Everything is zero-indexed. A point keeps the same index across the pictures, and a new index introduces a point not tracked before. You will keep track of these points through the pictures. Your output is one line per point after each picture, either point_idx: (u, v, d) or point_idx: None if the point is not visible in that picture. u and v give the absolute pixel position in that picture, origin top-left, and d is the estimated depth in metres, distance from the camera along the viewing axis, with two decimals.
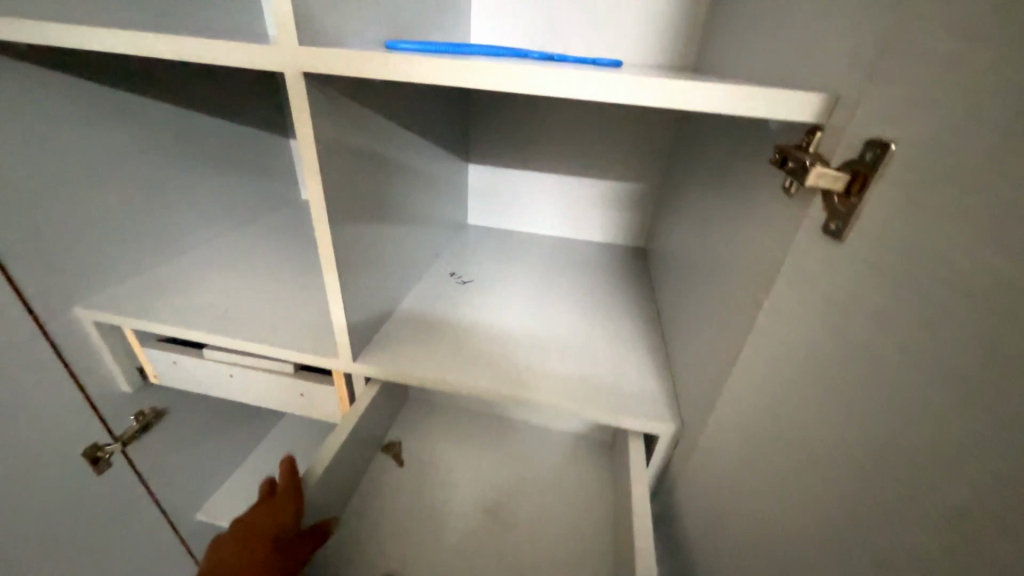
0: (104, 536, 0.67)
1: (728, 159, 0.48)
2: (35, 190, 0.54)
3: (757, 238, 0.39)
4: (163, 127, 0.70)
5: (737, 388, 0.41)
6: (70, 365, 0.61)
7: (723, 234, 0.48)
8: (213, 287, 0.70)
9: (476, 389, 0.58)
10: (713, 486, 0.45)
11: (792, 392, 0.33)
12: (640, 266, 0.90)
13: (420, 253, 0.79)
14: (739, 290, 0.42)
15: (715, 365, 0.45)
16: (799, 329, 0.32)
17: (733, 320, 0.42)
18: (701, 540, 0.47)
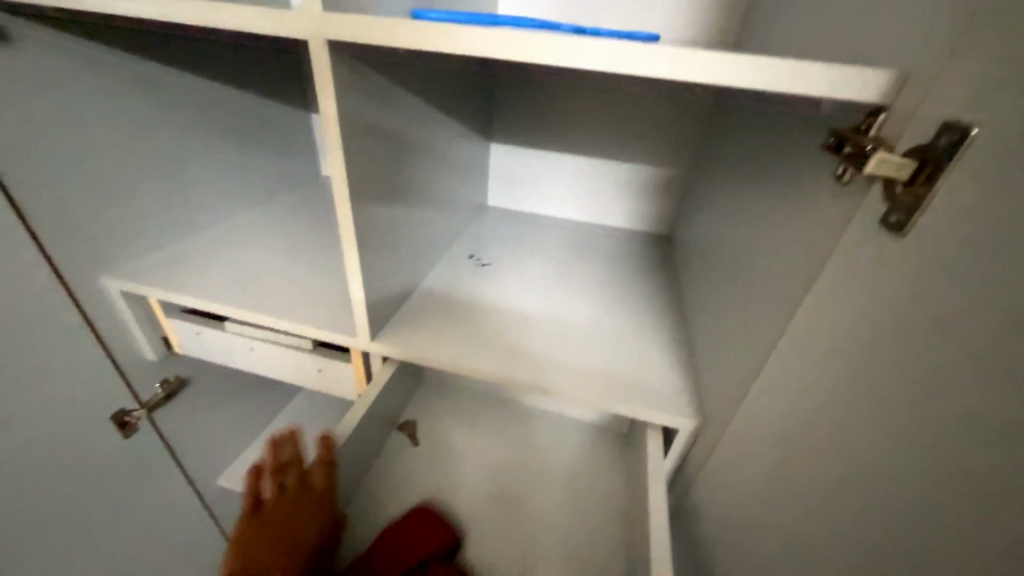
0: (130, 495, 0.70)
1: (771, 144, 0.45)
2: (62, 158, 0.54)
3: (799, 230, 0.37)
4: (188, 98, 0.69)
5: (767, 387, 0.39)
6: (99, 333, 0.63)
7: (760, 225, 0.45)
8: (236, 261, 0.70)
9: (492, 373, 0.57)
10: (735, 485, 0.44)
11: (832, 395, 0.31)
12: (664, 255, 0.87)
13: (439, 234, 0.77)
14: (776, 285, 0.39)
15: (744, 362, 0.44)
16: (844, 329, 0.30)
17: (767, 315, 0.40)
18: (719, 537, 0.46)
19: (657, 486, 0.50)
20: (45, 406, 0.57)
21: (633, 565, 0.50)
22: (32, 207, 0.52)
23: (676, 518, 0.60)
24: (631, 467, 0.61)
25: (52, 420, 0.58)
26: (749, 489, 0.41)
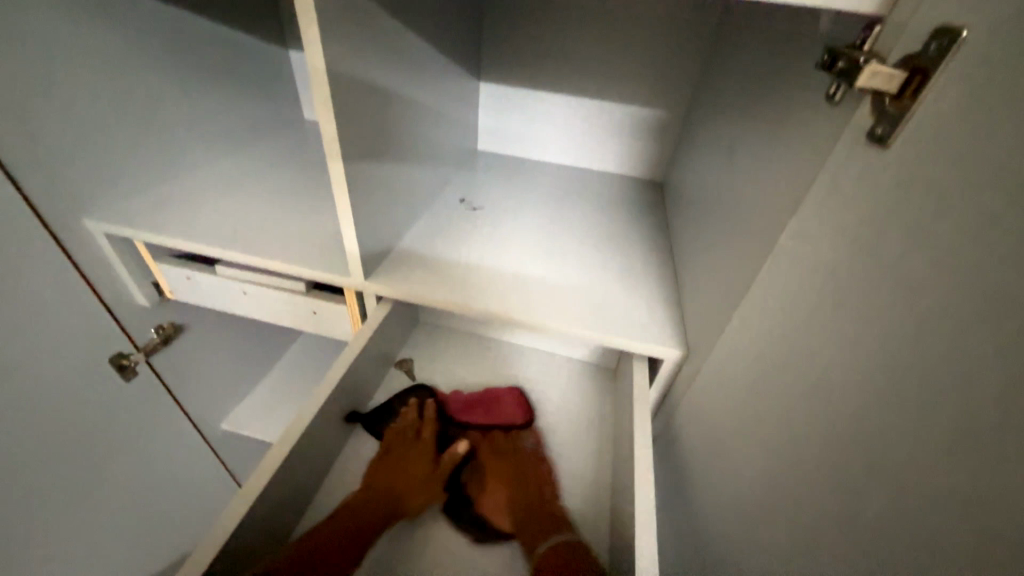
0: (136, 433, 0.73)
1: (769, 70, 0.44)
2: (35, 93, 0.51)
3: (788, 155, 0.37)
4: (160, 31, 0.65)
5: (749, 311, 0.41)
6: (87, 278, 0.62)
7: (752, 156, 0.45)
8: (221, 203, 0.69)
9: (487, 310, 0.58)
10: (716, 405, 0.47)
11: (811, 311, 0.33)
12: (656, 198, 0.87)
13: (429, 175, 0.76)
14: (762, 212, 0.40)
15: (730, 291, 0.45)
16: (823, 248, 0.32)
17: (751, 243, 0.42)
18: (701, 452, 0.50)
19: (643, 411, 0.53)
20: (44, 348, 0.58)
21: (619, 482, 0.54)
22: (7, 143, 0.50)
23: (661, 443, 0.64)
24: (618, 397, 0.65)
25: (53, 362, 0.59)
26: (729, 407, 0.44)
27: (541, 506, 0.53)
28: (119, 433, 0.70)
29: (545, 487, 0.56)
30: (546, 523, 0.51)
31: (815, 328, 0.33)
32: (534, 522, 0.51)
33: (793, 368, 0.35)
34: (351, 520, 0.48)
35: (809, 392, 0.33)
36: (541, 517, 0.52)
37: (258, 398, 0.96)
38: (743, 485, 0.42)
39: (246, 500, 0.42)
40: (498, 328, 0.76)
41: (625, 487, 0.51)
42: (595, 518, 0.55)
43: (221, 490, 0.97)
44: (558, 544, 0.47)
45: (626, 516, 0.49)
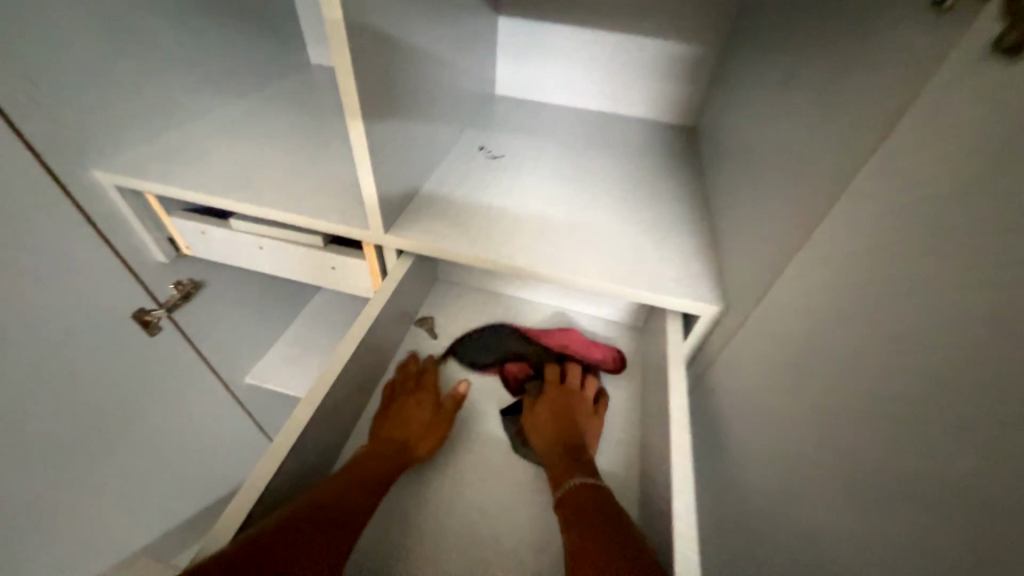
0: (165, 388, 0.75)
1: None
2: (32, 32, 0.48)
3: (870, 86, 0.32)
4: None
5: (806, 264, 0.38)
6: (102, 233, 0.61)
7: (823, 86, 0.40)
8: (231, 153, 0.66)
9: (512, 265, 0.56)
10: (759, 363, 0.45)
11: (887, 266, 0.30)
12: (688, 146, 0.80)
13: (448, 121, 0.71)
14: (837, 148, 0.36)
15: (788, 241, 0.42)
16: (909, 194, 0.28)
17: (812, 189, 0.38)
18: (739, 410, 0.49)
19: (677, 369, 0.51)
20: (68, 304, 0.58)
21: (650, 441, 0.53)
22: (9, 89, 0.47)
23: (695, 402, 0.63)
24: (647, 354, 0.64)
25: (76, 318, 0.59)
26: (778, 366, 0.42)
27: (570, 444, 0.53)
28: (148, 387, 0.72)
29: (578, 428, 0.55)
30: (578, 461, 0.50)
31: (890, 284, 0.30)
32: (563, 458, 0.51)
33: (858, 325, 0.32)
34: (376, 470, 0.48)
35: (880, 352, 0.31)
36: (574, 455, 0.51)
37: (276, 357, 0.97)
38: (789, 445, 0.40)
39: (277, 453, 0.43)
40: (520, 284, 0.74)
41: (657, 445, 0.50)
42: (623, 475, 0.55)
43: (248, 441, 1.00)
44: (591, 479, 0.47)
45: (658, 473, 0.48)
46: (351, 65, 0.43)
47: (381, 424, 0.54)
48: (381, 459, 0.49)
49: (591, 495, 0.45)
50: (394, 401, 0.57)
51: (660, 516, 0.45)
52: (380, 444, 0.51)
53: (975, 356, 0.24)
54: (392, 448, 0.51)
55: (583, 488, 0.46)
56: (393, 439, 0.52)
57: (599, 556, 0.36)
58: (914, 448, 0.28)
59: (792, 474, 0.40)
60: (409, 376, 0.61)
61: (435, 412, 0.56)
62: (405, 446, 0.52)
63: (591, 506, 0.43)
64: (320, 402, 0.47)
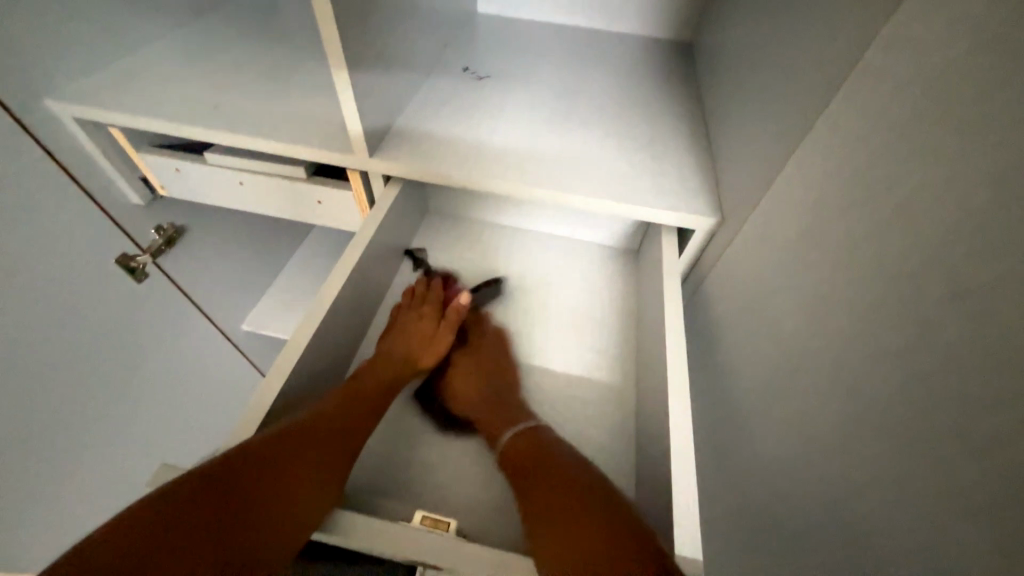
0: (157, 336, 0.75)
1: None
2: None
3: None
4: None
5: (819, 163, 0.37)
6: (67, 169, 0.58)
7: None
8: (195, 78, 0.61)
9: (504, 187, 0.54)
10: (760, 270, 0.45)
11: (897, 155, 0.30)
12: (685, 62, 0.76)
13: (426, 36, 0.65)
14: (852, 36, 0.34)
15: (794, 141, 0.40)
16: (927, 76, 0.27)
17: (829, 82, 0.36)
18: (738, 319, 0.50)
19: (673, 285, 0.52)
20: (45, 248, 0.56)
21: (646, 357, 0.55)
22: None
23: (693, 322, 0.64)
24: (643, 276, 0.64)
25: (56, 263, 0.57)
26: (778, 269, 0.42)
27: (496, 395, 0.53)
28: (141, 334, 0.72)
29: (497, 377, 0.56)
30: (502, 413, 0.51)
31: (897, 174, 0.30)
32: (492, 412, 0.52)
33: (862, 216, 0.33)
34: (379, 387, 0.49)
35: (878, 241, 0.31)
36: (498, 407, 0.52)
37: (264, 320, 0.92)
38: (783, 345, 0.42)
39: (282, 372, 0.44)
40: (514, 213, 0.72)
41: (654, 359, 0.52)
42: (622, 389, 0.57)
43: (252, 385, 1.03)
44: (522, 431, 0.48)
45: (655, 384, 0.50)
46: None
47: (383, 343, 0.55)
48: (383, 374, 0.51)
49: (530, 455, 0.45)
50: (396, 321, 0.57)
51: (656, 420, 0.47)
52: (384, 360, 0.52)
53: (980, 228, 0.25)
54: (394, 365, 0.52)
55: (520, 443, 0.47)
56: (395, 355, 0.53)
57: (563, 507, 0.38)
58: (912, 323, 0.29)
59: (780, 373, 0.42)
60: (412, 296, 0.60)
61: (436, 328, 0.56)
62: (406, 362, 0.53)
63: (526, 461, 0.45)
64: (317, 329, 0.47)
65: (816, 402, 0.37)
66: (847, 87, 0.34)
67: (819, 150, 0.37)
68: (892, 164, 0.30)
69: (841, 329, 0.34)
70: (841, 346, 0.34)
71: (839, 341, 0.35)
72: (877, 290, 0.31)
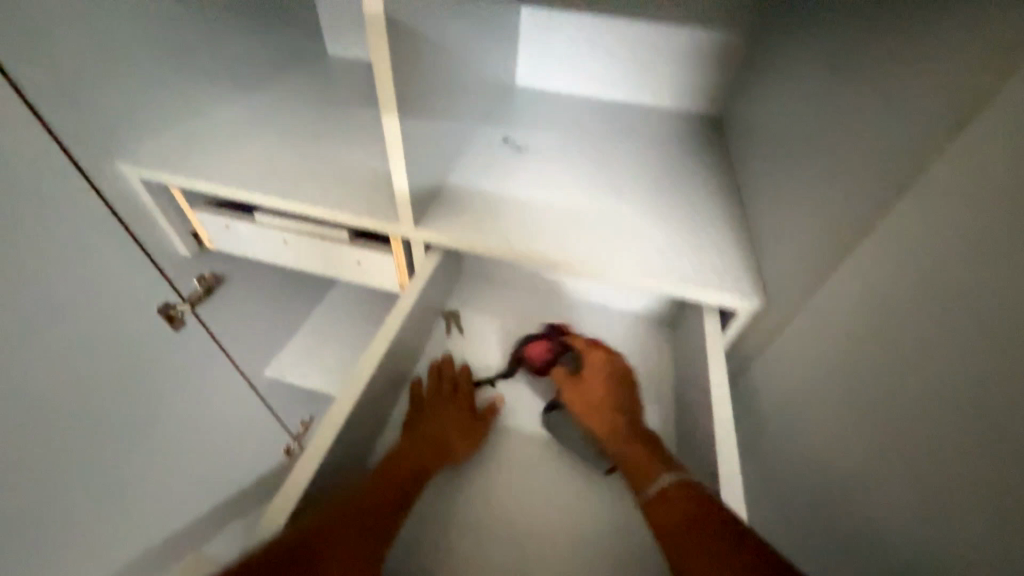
0: (186, 384, 0.75)
1: None
2: (42, 10, 0.46)
3: (967, 80, 0.31)
4: None
5: (889, 269, 0.37)
6: (126, 225, 0.61)
7: (896, 70, 0.38)
8: (252, 144, 0.65)
9: (545, 258, 0.55)
10: (823, 364, 0.44)
11: (992, 275, 0.29)
12: (716, 136, 0.78)
13: (470, 110, 0.69)
14: (916, 148, 0.35)
15: (850, 237, 0.41)
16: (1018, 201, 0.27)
17: (894, 188, 0.36)
18: (793, 409, 0.48)
19: (718, 367, 0.51)
20: (97, 297, 0.58)
21: (692, 440, 0.53)
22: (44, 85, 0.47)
23: (734, 401, 0.62)
24: (681, 349, 0.62)
25: (102, 314, 0.59)
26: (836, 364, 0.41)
27: (636, 437, 0.50)
28: (173, 381, 0.72)
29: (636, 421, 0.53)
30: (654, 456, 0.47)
31: (992, 295, 0.29)
32: (641, 455, 0.48)
33: (948, 334, 0.32)
34: (421, 463, 0.48)
35: (979, 363, 0.30)
36: (646, 451, 0.48)
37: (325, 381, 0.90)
38: (857, 452, 0.39)
39: (312, 459, 0.44)
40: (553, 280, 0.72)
41: (702, 445, 0.50)
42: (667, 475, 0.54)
43: (272, 434, 1.02)
44: (680, 477, 0.43)
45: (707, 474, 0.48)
46: (390, 66, 0.43)
47: (416, 420, 0.53)
48: (423, 450, 0.49)
49: (687, 501, 0.40)
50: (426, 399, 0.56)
51: None
52: (422, 435, 0.51)
53: None
54: (434, 440, 0.51)
55: (679, 487, 0.42)
56: (432, 429, 0.52)
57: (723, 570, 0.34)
58: None
59: (857, 483, 0.39)
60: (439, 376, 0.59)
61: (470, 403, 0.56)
62: (446, 439, 0.52)
63: (690, 509, 0.39)
64: (344, 418, 0.47)
65: (912, 526, 0.34)
66: (915, 193, 0.34)
67: (891, 254, 0.37)
68: (988, 282, 0.29)
69: (937, 450, 0.32)
70: (940, 469, 0.32)
71: (934, 462, 0.32)
72: (983, 413, 0.29)
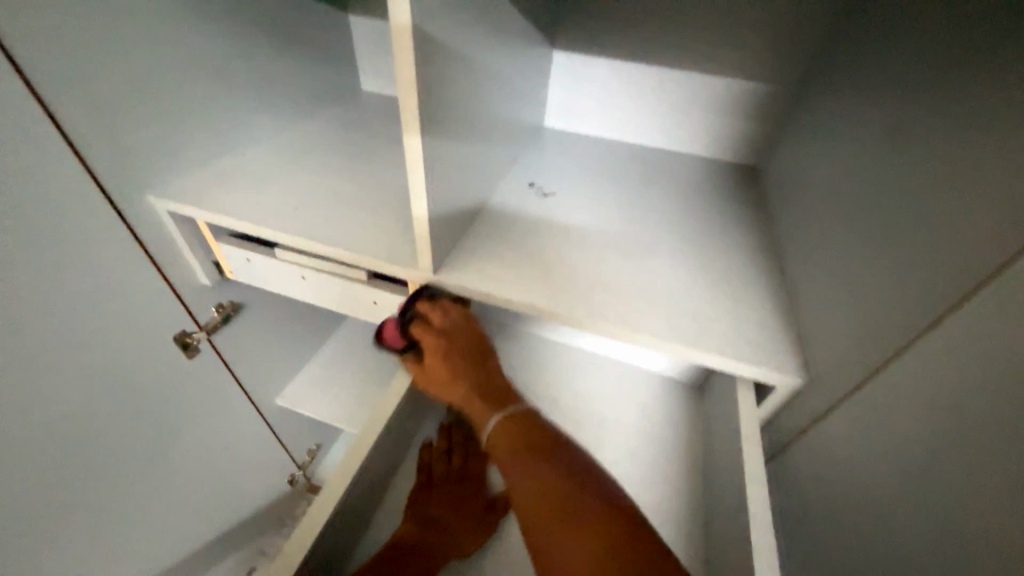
0: (197, 413, 0.74)
1: (983, 52, 0.35)
2: (85, 51, 0.47)
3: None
4: (231, 6, 0.62)
5: (955, 368, 0.33)
6: (150, 255, 0.61)
7: (957, 147, 0.35)
8: (280, 181, 0.66)
9: (572, 316, 0.52)
10: (876, 460, 0.39)
11: None
12: (751, 188, 0.75)
13: (499, 154, 0.68)
14: (982, 236, 0.32)
15: (904, 327, 0.37)
16: None
17: (955, 275, 0.33)
18: (841, 503, 0.43)
19: (752, 449, 0.46)
20: (116, 325, 0.58)
21: (724, 527, 0.48)
22: (83, 121, 0.49)
23: (772, 480, 0.57)
24: (714, 417, 0.58)
25: (120, 342, 0.59)
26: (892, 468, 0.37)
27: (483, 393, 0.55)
28: (180, 410, 0.71)
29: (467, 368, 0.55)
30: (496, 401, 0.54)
31: None
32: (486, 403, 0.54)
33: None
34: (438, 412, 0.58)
35: None
36: (488, 395, 0.55)
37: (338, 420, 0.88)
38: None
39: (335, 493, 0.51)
40: (575, 337, 0.73)
41: (732, 534, 0.45)
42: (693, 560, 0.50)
43: (278, 463, 1.00)
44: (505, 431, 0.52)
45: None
46: (416, 85, 0.41)
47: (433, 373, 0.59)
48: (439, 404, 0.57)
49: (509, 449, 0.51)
50: None
51: None
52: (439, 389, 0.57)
53: None
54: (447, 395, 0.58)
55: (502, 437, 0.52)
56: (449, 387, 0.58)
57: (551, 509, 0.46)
58: None
59: None
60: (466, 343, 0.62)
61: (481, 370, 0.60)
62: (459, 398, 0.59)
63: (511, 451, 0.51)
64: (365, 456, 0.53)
65: None
66: (985, 291, 0.31)
67: (955, 352, 0.33)
68: None
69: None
70: None
71: None
72: None
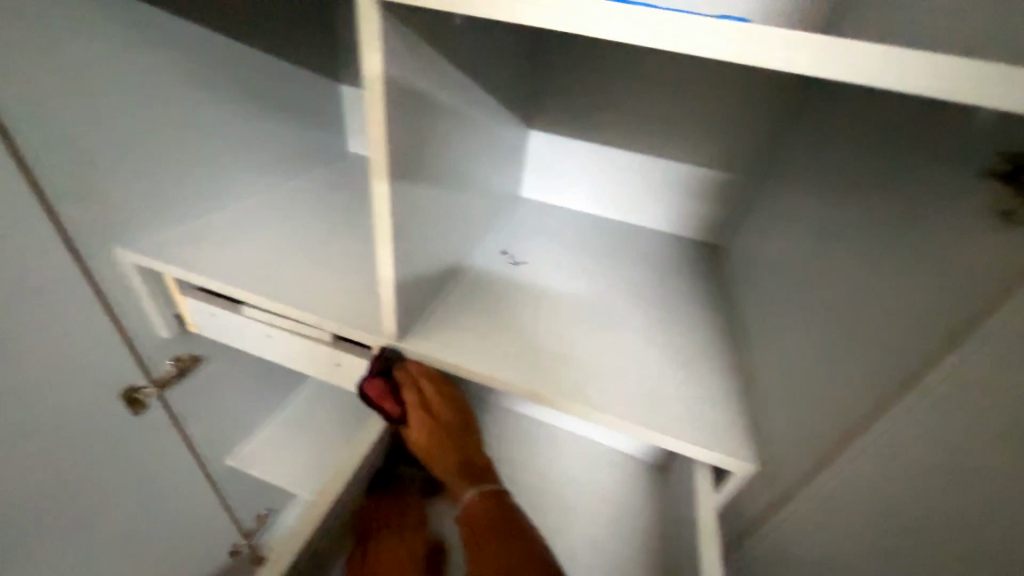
0: (136, 477, 0.69)
1: (899, 177, 0.40)
2: (70, 113, 0.49)
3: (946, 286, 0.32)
4: (225, 76, 0.65)
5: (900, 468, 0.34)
6: (110, 306, 0.59)
7: (888, 257, 0.38)
8: (255, 239, 0.66)
9: (536, 391, 0.52)
10: None
11: None
12: (711, 265, 0.80)
13: (474, 225, 0.71)
14: (908, 342, 0.34)
15: (850, 422, 0.38)
16: None
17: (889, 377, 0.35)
18: None
19: (712, 537, 0.45)
20: (61, 381, 0.55)
21: None
22: (58, 177, 0.49)
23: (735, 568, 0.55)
24: (677, 498, 0.58)
25: (62, 399, 0.56)
26: None
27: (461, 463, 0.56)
28: (116, 473, 0.65)
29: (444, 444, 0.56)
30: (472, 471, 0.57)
31: None
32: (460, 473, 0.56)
33: None
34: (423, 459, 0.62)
35: None
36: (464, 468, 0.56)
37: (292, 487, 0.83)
38: None
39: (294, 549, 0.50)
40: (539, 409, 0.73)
41: None
42: None
43: (220, 533, 0.91)
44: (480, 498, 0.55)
45: None
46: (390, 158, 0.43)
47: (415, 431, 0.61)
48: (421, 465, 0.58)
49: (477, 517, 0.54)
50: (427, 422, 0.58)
51: None
52: None
53: None
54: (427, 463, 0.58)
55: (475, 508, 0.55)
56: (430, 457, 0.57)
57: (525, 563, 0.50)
58: None
59: None
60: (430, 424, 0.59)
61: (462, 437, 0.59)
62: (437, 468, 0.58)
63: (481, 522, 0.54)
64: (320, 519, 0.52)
65: None
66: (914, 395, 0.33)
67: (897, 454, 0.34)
68: None
69: None
70: None
71: None
72: None
